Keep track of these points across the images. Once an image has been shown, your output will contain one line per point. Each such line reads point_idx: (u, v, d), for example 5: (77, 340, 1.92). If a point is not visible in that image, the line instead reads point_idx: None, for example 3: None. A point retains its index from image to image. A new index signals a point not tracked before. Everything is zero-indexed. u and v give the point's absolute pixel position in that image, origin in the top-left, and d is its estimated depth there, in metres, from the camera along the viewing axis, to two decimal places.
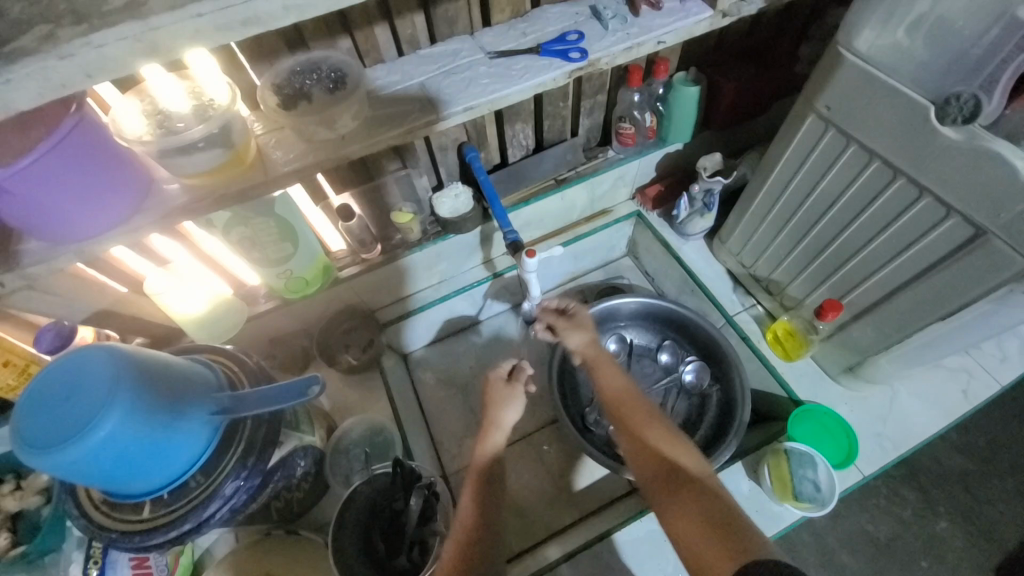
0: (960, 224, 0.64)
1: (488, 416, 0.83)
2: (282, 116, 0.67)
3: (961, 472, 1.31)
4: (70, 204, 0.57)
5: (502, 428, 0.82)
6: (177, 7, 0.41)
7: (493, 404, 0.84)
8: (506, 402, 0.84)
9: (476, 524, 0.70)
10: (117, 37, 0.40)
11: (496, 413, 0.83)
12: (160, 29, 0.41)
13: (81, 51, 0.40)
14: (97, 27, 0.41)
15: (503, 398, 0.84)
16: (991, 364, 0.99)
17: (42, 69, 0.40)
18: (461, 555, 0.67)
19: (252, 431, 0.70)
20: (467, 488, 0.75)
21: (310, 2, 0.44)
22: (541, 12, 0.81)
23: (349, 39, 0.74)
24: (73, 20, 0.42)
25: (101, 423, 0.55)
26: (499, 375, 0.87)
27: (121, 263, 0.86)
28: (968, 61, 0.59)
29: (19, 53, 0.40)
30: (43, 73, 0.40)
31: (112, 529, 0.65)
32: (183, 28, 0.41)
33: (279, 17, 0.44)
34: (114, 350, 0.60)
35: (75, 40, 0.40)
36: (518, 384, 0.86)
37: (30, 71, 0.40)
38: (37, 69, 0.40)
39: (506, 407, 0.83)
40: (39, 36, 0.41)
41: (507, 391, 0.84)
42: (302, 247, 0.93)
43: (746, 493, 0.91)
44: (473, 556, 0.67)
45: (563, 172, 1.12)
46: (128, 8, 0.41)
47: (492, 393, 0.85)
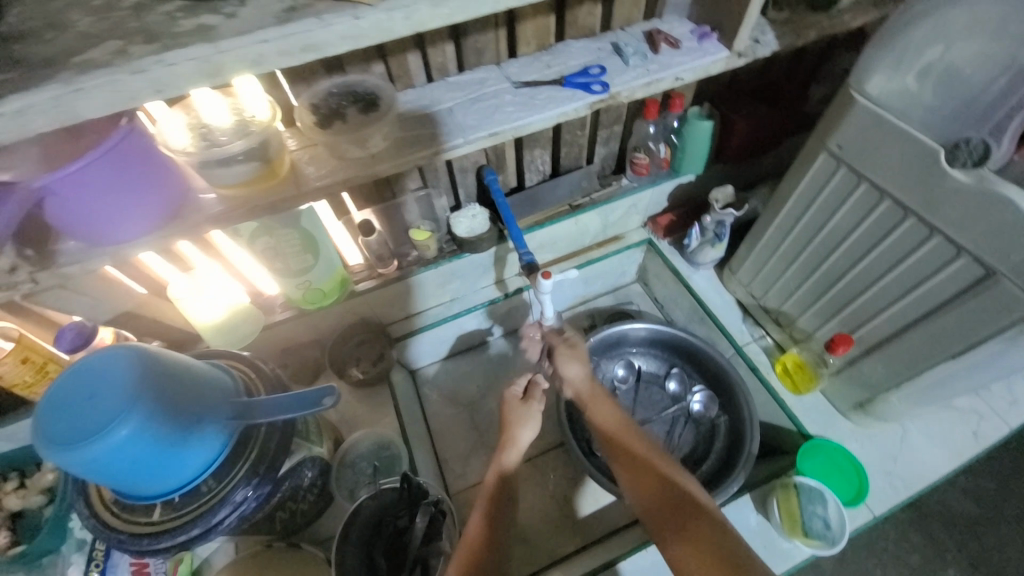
0: (970, 264, 0.66)
1: (504, 434, 0.82)
2: (318, 134, 0.71)
3: (971, 519, 1.28)
4: (112, 208, 0.60)
5: (517, 446, 0.81)
6: (244, 33, 0.45)
7: (511, 423, 0.83)
8: (521, 421, 0.84)
9: (483, 539, 0.70)
10: (187, 56, 0.44)
11: (513, 430, 0.82)
12: (227, 52, 0.45)
13: (153, 67, 0.43)
14: (167, 47, 0.44)
15: (520, 418, 0.84)
16: (1002, 406, 0.98)
17: (112, 82, 0.43)
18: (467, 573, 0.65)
19: (265, 438, 0.71)
20: (478, 506, 0.75)
21: (365, 33, 0.48)
22: (564, 46, 0.85)
23: (383, 65, 0.78)
24: (144, 38, 0.46)
25: (124, 422, 0.56)
26: (513, 395, 0.88)
27: (147, 268, 0.89)
28: (979, 107, 0.61)
29: (91, 65, 0.44)
30: (114, 86, 0.43)
31: (121, 530, 0.66)
32: (248, 51, 0.45)
33: (336, 45, 0.48)
34: (140, 352, 0.62)
35: (147, 57, 0.44)
36: (532, 403, 0.86)
37: (101, 83, 0.43)
38: (107, 82, 0.43)
39: (522, 425, 0.83)
40: (111, 50, 0.45)
41: (522, 410, 0.84)
42: (322, 259, 0.96)
43: (754, 527, 0.90)
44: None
45: (577, 198, 1.15)
46: (199, 31, 0.46)
47: (507, 412, 0.85)
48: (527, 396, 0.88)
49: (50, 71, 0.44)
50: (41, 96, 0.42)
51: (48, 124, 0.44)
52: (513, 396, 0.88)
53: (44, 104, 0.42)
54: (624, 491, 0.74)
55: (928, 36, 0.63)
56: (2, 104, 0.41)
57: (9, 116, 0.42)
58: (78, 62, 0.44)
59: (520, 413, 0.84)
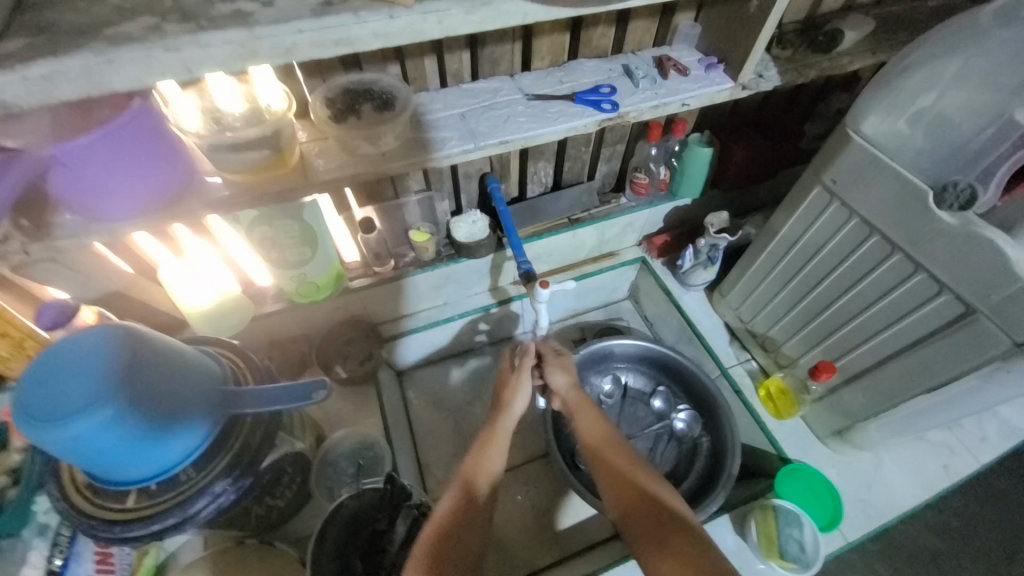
0: (951, 301, 0.69)
1: (503, 398, 0.88)
2: (331, 128, 0.71)
3: (936, 553, 1.31)
4: (116, 185, 0.59)
5: (511, 411, 0.86)
6: (282, 21, 0.47)
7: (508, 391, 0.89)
8: (517, 389, 0.89)
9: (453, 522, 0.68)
10: (223, 39, 0.46)
11: (511, 397, 0.88)
12: (262, 39, 0.47)
13: (187, 47, 0.46)
14: (203, 27, 0.46)
15: (516, 386, 0.89)
16: (972, 442, 1.02)
17: (146, 57, 0.45)
18: (439, 544, 0.65)
19: (250, 430, 0.69)
20: (449, 494, 0.72)
21: (396, 32, 0.51)
22: (577, 64, 0.88)
23: (399, 66, 0.79)
24: (178, 17, 0.47)
25: (106, 403, 0.55)
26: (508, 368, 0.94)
27: (139, 249, 0.88)
28: (966, 153, 0.65)
29: (125, 38, 0.45)
30: (146, 59, 0.46)
31: (92, 515, 0.64)
32: (282, 39, 0.48)
33: (368, 42, 0.50)
34: (127, 332, 0.60)
35: (183, 36, 0.46)
36: (524, 368, 0.90)
37: (135, 57, 0.45)
38: (141, 56, 0.45)
39: (518, 394, 0.88)
40: (145, 26, 0.46)
41: (518, 380, 0.90)
42: (320, 253, 0.97)
43: (731, 546, 0.91)
44: (451, 550, 0.65)
45: (577, 213, 1.16)
46: (236, 16, 0.48)
47: (505, 383, 0.91)
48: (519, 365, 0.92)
49: (82, 39, 0.45)
50: (73, 63, 0.44)
51: (73, 92, 0.46)
52: (508, 366, 0.94)
53: (74, 72, 0.44)
54: (603, 500, 0.74)
55: (919, 85, 0.67)
56: (29, 68, 0.43)
57: (35, 80, 0.44)
58: (111, 34, 0.46)
59: (514, 381, 0.90)
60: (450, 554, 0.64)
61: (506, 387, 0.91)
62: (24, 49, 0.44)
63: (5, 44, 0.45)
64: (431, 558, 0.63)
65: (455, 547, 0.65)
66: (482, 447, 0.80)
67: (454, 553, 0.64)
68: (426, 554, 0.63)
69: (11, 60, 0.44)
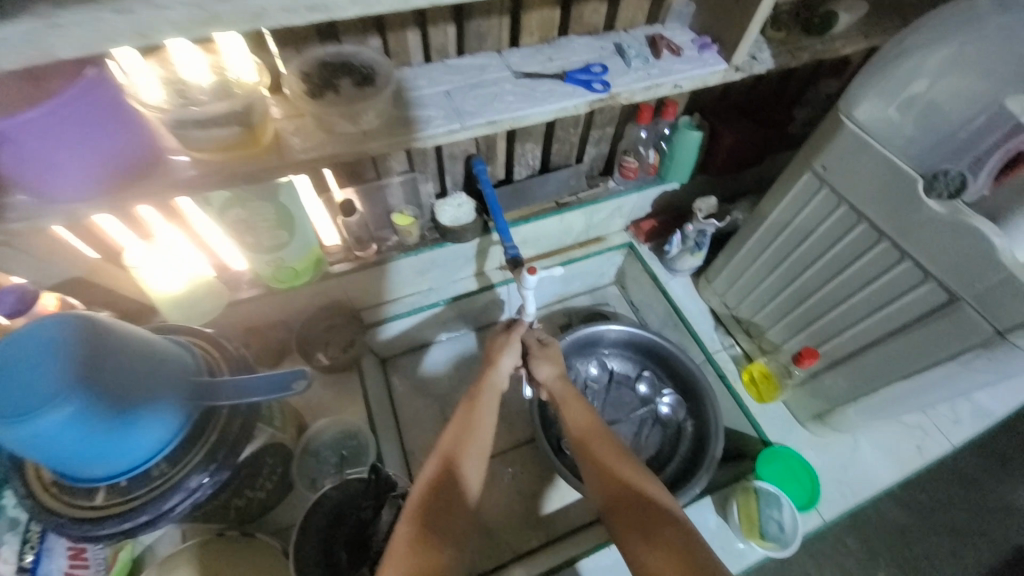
0: (935, 290, 0.70)
1: (490, 356, 0.91)
2: (307, 104, 0.66)
3: (903, 528, 1.37)
4: (71, 164, 0.54)
5: (499, 369, 0.89)
6: None
7: (495, 350, 0.92)
8: (504, 348, 0.91)
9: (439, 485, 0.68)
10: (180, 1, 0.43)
11: (497, 356, 0.90)
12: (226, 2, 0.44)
13: (141, 9, 0.42)
14: None
15: (502, 346, 0.92)
16: (945, 425, 1.05)
17: (94, 20, 0.42)
18: (429, 498, 0.67)
19: (226, 422, 0.67)
20: (431, 466, 0.71)
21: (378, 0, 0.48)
22: (567, 41, 0.84)
23: (379, 39, 0.75)
24: None
25: (70, 397, 0.51)
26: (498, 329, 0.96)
27: (102, 233, 0.82)
28: (956, 141, 0.66)
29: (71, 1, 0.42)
30: (95, 24, 0.42)
31: (62, 513, 0.61)
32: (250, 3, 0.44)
33: (345, 8, 0.47)
34: (87, 323, 0.56)
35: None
36: (513, 332, 0.93)
37: (81, 20, 0.41)
38: (89, 19, 0.41)
39: (505, 352, 0.91)
40: None
41: (505, 339, 0.92)
42: (297, 237, 0.92)
43: (712, 526, 0.93)
44: (443, 503, 0.67)
45: (564, 196, 1.14)
46: None
47: (493, 342, 0.93)
48: (511, 328, 0.94)
49: (23, 2, 0.41)
50: (13, 30, 0.40)
51: (17, 61, 0.41)
52: (500, 330, 0.96)
53: (16, 38, 0.40)
54: (587, 489, 0.74)
55: (912, 71, 0.67)
56: None
57: None
58: None
59: (503, 341, 0.92)
60: (442, 504, 0.66)
61: (494, 348, 0.93)
62: None
63: None
64: (422, 511, 0.65)
65: (450, 497, 0.67)
66: (470, 404, 0.82)
67: (446, 506, 0.66)
68: (417, 507, 0.65)
69: None
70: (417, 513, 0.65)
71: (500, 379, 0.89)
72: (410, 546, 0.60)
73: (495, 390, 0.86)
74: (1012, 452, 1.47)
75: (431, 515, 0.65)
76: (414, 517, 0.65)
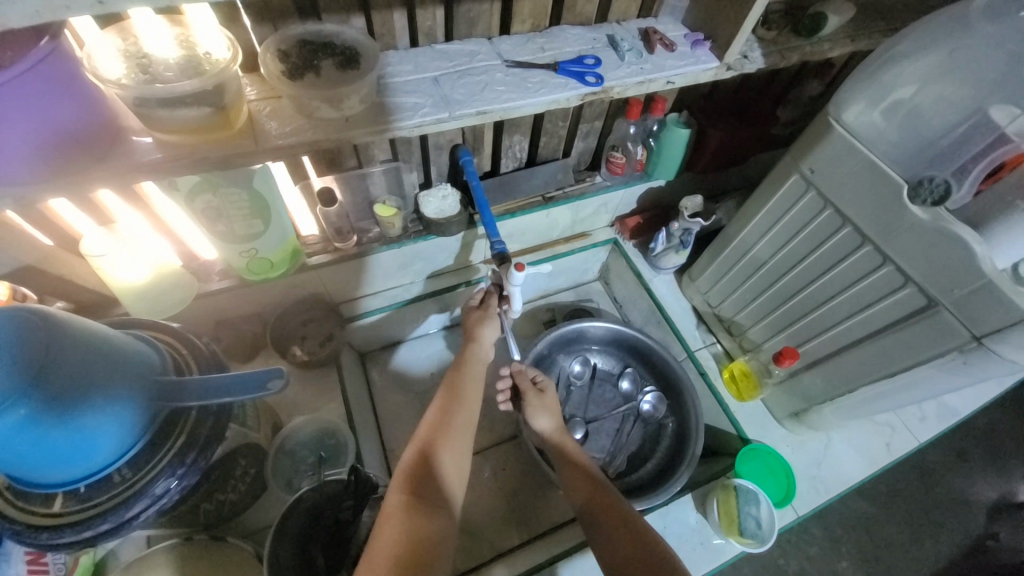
0: (915, 294, 0.71)
1: (470, 333, 0.90)
2: (285, 85, 0.62)
3: (865, 516, 1.44)
4: (22, 143, 0.49)
5: (481, 342, 0.90)
6: None
7: (474, 324, 0.91)
8: (484, 322, 0.91)
9: (418, 469, 0.67)
10: None
11: (478, 330, 0.90)
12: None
13: None
14: None
15: (482, 321, 0.91)
16: (912, 422, 1.09)
17: None
18: (419, 468, 0.67)
19: (195, 423, 0.63)
20: (410, 451, 0.70)
21: None
22: (560, 30, 0.82)
23: (364, 19, 0.71)
24: None
25: (23, 401, 0.47)
26: (471, 306, 0.93)
27: (58, 217, 0.76)
28: (935, 149, 0.66)
29: None
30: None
31: (16, 520, 0.57)
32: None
33: None
34: (34, 320, 0.51)
35: None
36: (488, 307, 0.92)
37: None
38: None
39: (486, 325, 0.91)
40: None
41: (480, 314, 0.91)
42: (273, 226, 0.86)
43: (693, 524, 0.95)
44: (432, 474, 0.67)
45: (551, 190, 1.12)
46: None
47: (468, 318, 0.92)
48: (484, 304, 0.93)
49: None
50: None
51: None
52: (473, 305, 0.93)
53: None
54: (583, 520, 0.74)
55: (900, 77, 0.67)
56: None
57: None
58: None
59: (484, 320, 0.91)
60: (431, 475, 0.67)
61: (470, 324, 0.92)
62: None
63: None
64: (412, 481, 0.65)
65: (438, 468, 0.68)
66: (455, 375, 0.85)
67: (434, 479, 0.67)
68: (407, 478, 0.65)
69: None
70: (407, 484, 0.64)
71: (483, 352, 0.90)
72: (402, 513, 0.60)
73: (476, 362, 0.88)
74: (966, 445, 1.55)
75: (422, 485, 0.65)
76: (404, 488, 0.64)
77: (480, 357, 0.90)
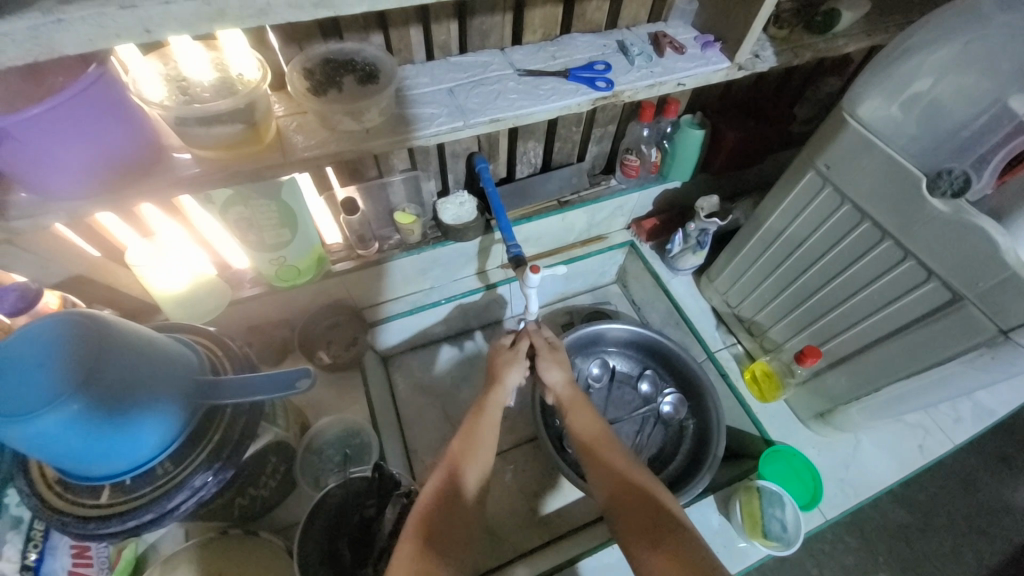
0: (938, 288, 0.70)
1: (494, 373, 0.87)
2: (310, 101, 0.66)
3: (903, 525, 1.38)
4: (76, 161, 0.54)
5: (504, 385, 0.85)
6: None
7: (500, 364, 0.88)
8: (510, 364, 0.88)
9: (437, 509, 0.67)
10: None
11: (503, 371, 0.86)
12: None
13: (145, 4, 0.43)
14: None
15: (509, 360, 0.88)
16: (946, 423, 1.05)
17: (98, 15, 0.42)
18: (437, 510, 0.67)
19: (230, 421, 0.67)
20: (437, 476, 0.72)
21: None
22: (570, 38, 0.84)
23: (382, 36, 0.74)
24: None
25: (74, 398, 0.51)
26: (502, 343, 0.91)
27: (105, 230, 0.82)
28: (958, 141, 0.64)
29: None
30: (99, 19, 0.43)
31: (65, 512, 0.61)
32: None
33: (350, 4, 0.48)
34: (85, 324, 0.56)
35: None
36: (519, 349, 0.90)
37: (86, 15, 0.42)
38: (92, 14, 0.42)
39: (511, 367, 0.87)
40: None
41: (511, 356, 0.88)
42: (300, 235, 0.91)
43: (716, 527, 0.93)
44: (450, 509, 0.67)
45: (566, 195, 1.14)
46: None
47: (496, 356, 0.89)
48: (515, 345, 0.91)
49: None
50: (18, 25, 0.40)
51: (19, 56, 0.42)
52: (503, 345, 0.91)
53: (21, 34, 0.41)
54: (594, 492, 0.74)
55: (916, 70, 0.66)
56: None
57: None
58: None
59: (509, 357, 0.88)
60: (451, 503, 0.68)
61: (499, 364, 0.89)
62: None
63: None
64: (426, 524, 0.65)
65: (462, 496, 0.70)
66: (475, 415, 0.81)
67: (452, 514, 0.67)
68: (424, 514, 0.66)
69: None
70: (421, 526, 0.64)
71: (506, 395, 0.86)
72: (415, 559, 0.60)
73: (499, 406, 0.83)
74: (1012, 451, 1.47)
75: (438, 520, 0.66)
76: (420, 528, 0.64)
77: (502, 400, 0.85)
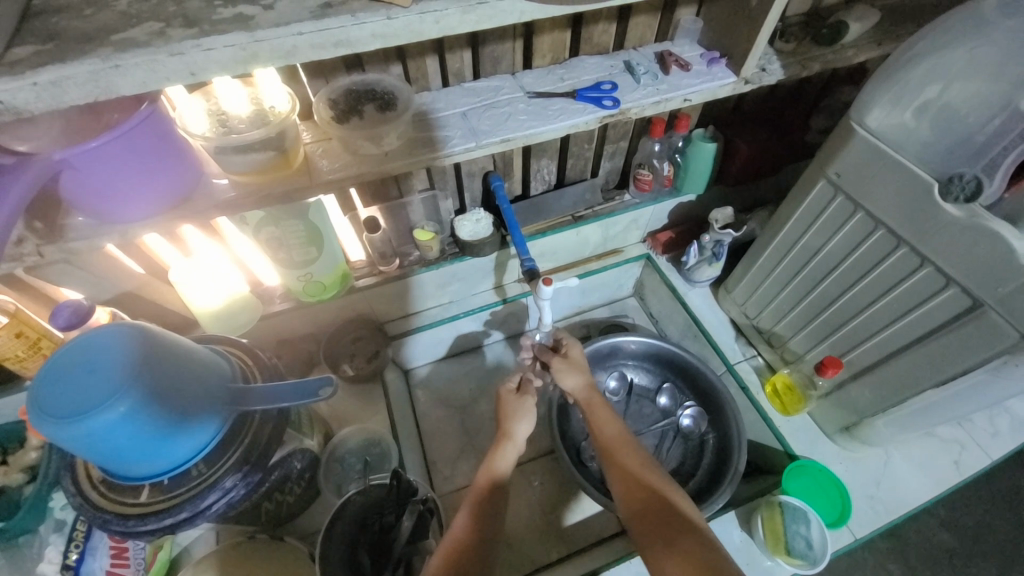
0: (958, 295, 0.69)
1: (503, 427, 0.83)
2: (335, 128, 0.72)
3: (949, 550, 1.29)
4: (127, 190, 0.61)
5: (514, 441, 0.82)
6: (282, 24, 0.50)
7: (507, 415, 0.85)
8: (518, 414, 0.85)
9: (468, 540, 0.69)
10: (224, 43, 0.49)
11: (511, 424, 0.83)
12: (263, 41, 0.50)
13: (190, 51, 0.48)
14: (206, 32, 0.49)
15: (517, 411, 0.85)
16: (983, 438, 1.01)
17: (150, 61, 0.48)
18: (466, 547, 0.68)
19: (258, 427, 0.71)
20: (466, 507, 0.74)
21: (394, 32, 0.54)
22: (578, 61, 0.88)
23: (401, 66, 0.80)
24: (183, 23, 0.50)
25: (122, 398, 0.56)
26: (508, 390, 0.88)
27: (151, 250, 0.90)
28: (971, 146, 0.64)
29: (132, 44, 0.48)
30: (151, 64, 0.48)
31: (107, 510, 0.66)
32: (282, 43, 0.51)
33: (366, 42, 0.53)
34: (133, 333, 0.61)
35: (185, 41, 0.49)
36: (528, 395, 0.87)
37: (140, 61, 0.48)
38: (145, 60, 0.48)
39: (519, 419, 0.84)
40: (151, 31, 0.50)
41: (519, 404, 0.85)
42: (326, 253, 0.97)
43: (738, 544, 0.91)
44: (475, 559, 0.67)
45: (580, 210, 1.16)
46: (237, 20, 0.51)
47: (504, 406, 0.86)
48: (523, 389, 0.88)
49: (89, 46, 0.48)
50: (81, 69, 0.47)
51: (81, 97, 0.48)
52: (510, 388, 0.88)
53: (83, 77, 0.47)
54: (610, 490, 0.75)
55: (926, 77, 0.66)
56: (39, 74, 0.46)
57: (44, 85, 0.46)
58: (118, 39, 0.49)
59: (517, 406, 0.85)
60: (474, 553, 0.68)
61: (507, 413, 0.86)
62: (35, 56, 0.47)
63: (17, 50, 0.48)
64: (459, 559, 0.66)
65: (491, 536, 0.70)
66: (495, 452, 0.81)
67: (477, 563, 0.67)
68: (455, 550, 0.67)
69: (23, 66, 0.46)
70: (453, 561, 0.66)
71: (516, 452, 0.83)
72: None
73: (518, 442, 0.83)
74: None
75: (461, 568, 0.65)
76: (451, 562, 0.66)
77: (513, 456, 0.82)
